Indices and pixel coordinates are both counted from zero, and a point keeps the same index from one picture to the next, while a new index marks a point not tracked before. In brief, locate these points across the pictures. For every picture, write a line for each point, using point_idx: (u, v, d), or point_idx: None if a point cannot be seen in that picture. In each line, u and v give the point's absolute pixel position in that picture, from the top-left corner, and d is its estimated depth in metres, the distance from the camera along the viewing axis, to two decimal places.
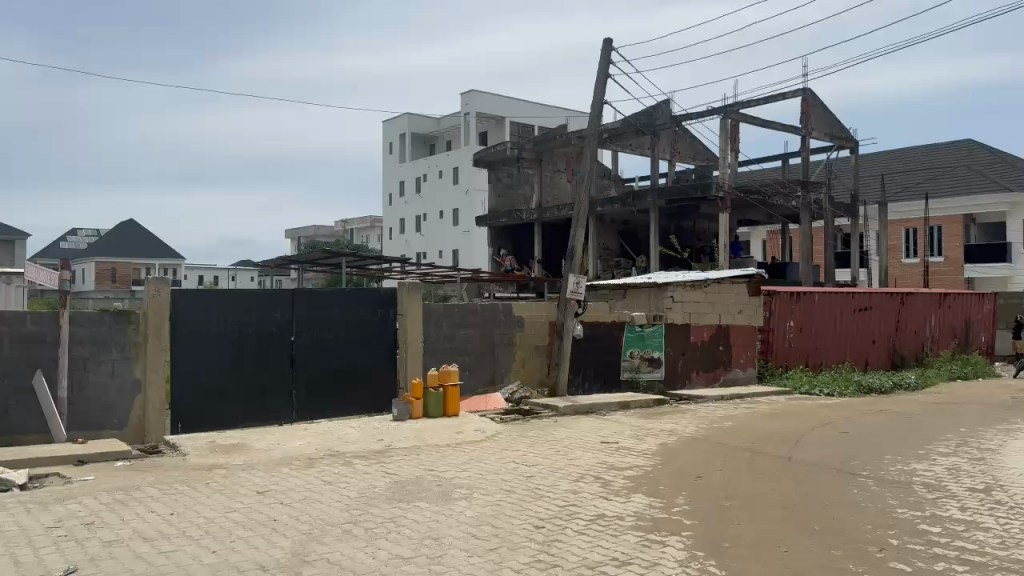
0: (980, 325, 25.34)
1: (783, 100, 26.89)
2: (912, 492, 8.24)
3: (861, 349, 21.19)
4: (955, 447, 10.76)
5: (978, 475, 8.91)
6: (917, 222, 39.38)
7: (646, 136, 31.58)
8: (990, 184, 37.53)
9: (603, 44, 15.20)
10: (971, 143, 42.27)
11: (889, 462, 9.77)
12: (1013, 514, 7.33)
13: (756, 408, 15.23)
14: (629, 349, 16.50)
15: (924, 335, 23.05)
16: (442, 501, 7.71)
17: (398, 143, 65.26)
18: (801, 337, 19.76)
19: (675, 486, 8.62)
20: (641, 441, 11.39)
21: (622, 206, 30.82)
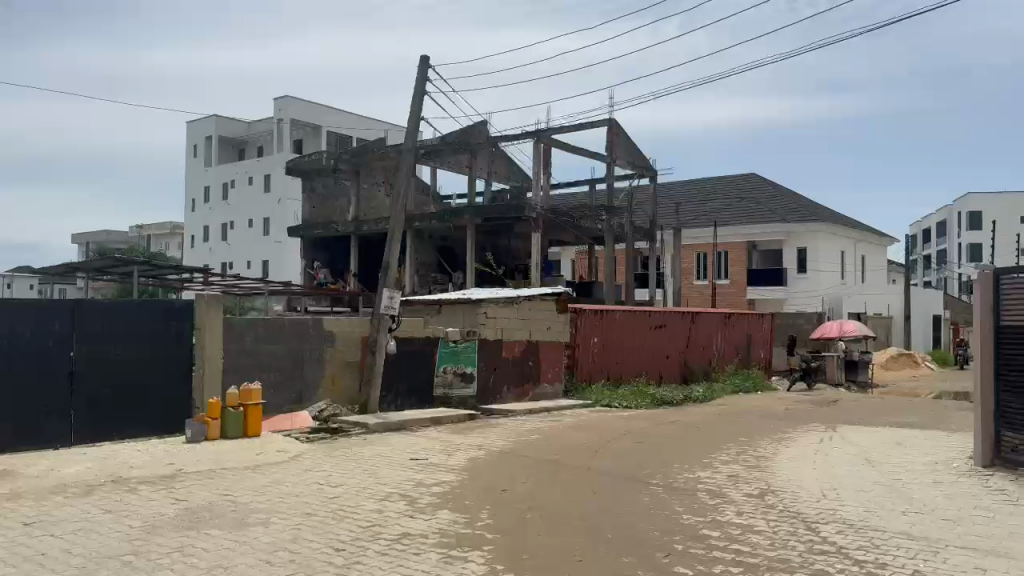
0: (759, 342, 27.77)
1: (591, 127, 28.24)
2: (697, 498, 8.86)
3: (656, 364, 22.54)
4: (736, 455, 11.70)
5: (753, 482, 9.73)
6: (706, 246, 42.72)
7: (463, 154, 31.99)
8: (770, 215, 41.45)
9: (420, 61, 15.26)
10: (753, 177, 46.54)
11: (677, 470, 10.44)
12: (782, 518, 8.08)
13: (561, 421, 15.77)
14: (442, 365, 16.54)
15: (711, 351, 24.92)
16: (237, 527, 7.32)
17: (203, 146, 61.84)
18: (603, 352, 20.73)
19: (480, 501, 8.74)
20: (449, 457, 11.43)
21: (440, 222, 30.99)
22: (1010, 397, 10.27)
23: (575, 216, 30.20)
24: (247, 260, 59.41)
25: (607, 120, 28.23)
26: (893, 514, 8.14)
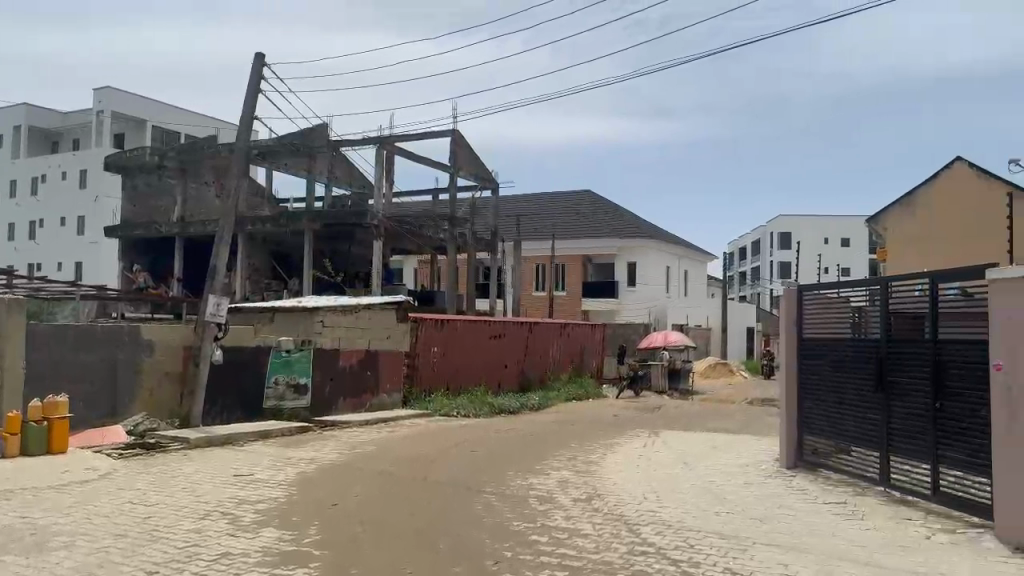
0: (592, 351, 28.83)
1: (433, 137, 28.29)
2: (527, 504, 9.04)
3: (493, 372, 22.80)
4: (566, 461, 12.05)
5: (581, 487, 10.06)
6: (544, 258, 43.87)
7: (301, 157, 31.12)
8: (604, 229, 43.21)
9: (255, 58, 14.70)
10: (589, 193, 48.37)
11: (510, 478, 10.60)
12: (606, 520, 8.39)
13: (397, 431, 15.61)
14: (274, 376, 15.87)
15: (547, 360, 25.57)
16: (34, 551, 6.67)
17: (9, 136, 56.42)
18: (442, 361, 20.72)
19: (308, 516, 8.46)
20: (277, 471, 11.00)
21: (275, 225, 29.93)
22: (810, 403, 11.22)
23: (418, 225, 30.09)
24: (57, 261, 54.70)
25: (451, 129, 28.34)
26: (708, 514, 8.66)
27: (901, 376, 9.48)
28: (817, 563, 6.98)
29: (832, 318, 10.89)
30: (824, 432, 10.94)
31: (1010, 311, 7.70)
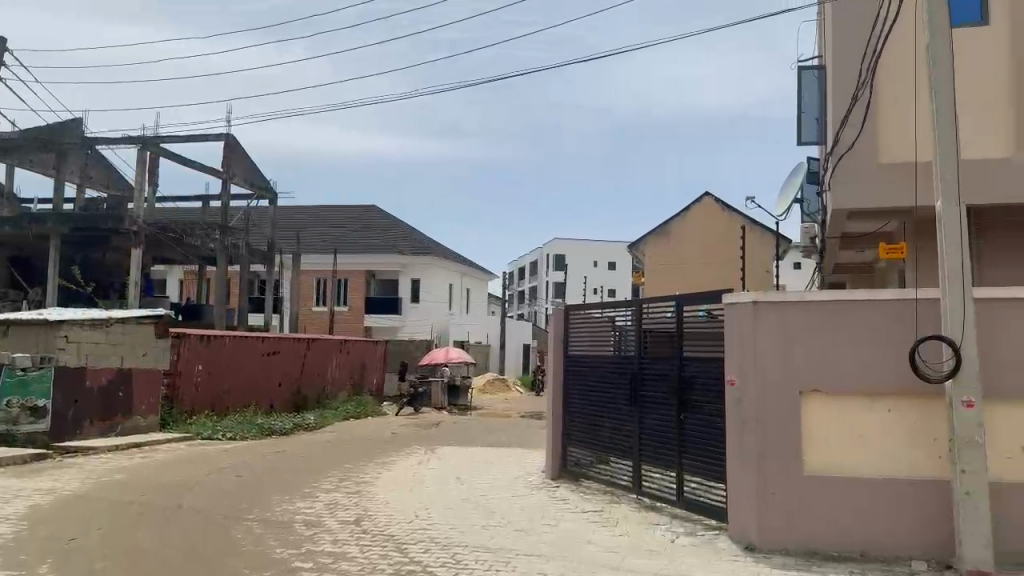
0: (372, 368, 28.50)
1: (204, 141, 26.71)
2: (292, 530, 8.69)
3: (266, 391, 21.82)
4: (337, 482, 11.77)
5: (351, 508, 9.85)
6: (324, 272, 42.83)
7: (49, 153, 28.10)
8: (386, 245, 42.99)
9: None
10: (372, 209, 47.97)
11: (275, 502, 10.14)
12: (374, 541, 8.29)
13: (154, 456, 14.44)
14: (6, 398, 14.23)
15: (324, 377, 24.89)
16: None
17: None
18: (208, 381, 19.49)
19: (39, 554, 7.57)
20: (4, 505, 9.74)
21: (14, 228, 26.70)
22: (575, 418, 11.81)
23: (184, 233, 28.13)
24: None
25: (224, 135, 26.92)
26: (474, 528, 8.82)
27: (653, 389, 10.25)
28: (574, 571, 7.33)
29: (593, 334, 11.56)
30: (586, 445, 11.56)
31: (742, 333, 8.61)
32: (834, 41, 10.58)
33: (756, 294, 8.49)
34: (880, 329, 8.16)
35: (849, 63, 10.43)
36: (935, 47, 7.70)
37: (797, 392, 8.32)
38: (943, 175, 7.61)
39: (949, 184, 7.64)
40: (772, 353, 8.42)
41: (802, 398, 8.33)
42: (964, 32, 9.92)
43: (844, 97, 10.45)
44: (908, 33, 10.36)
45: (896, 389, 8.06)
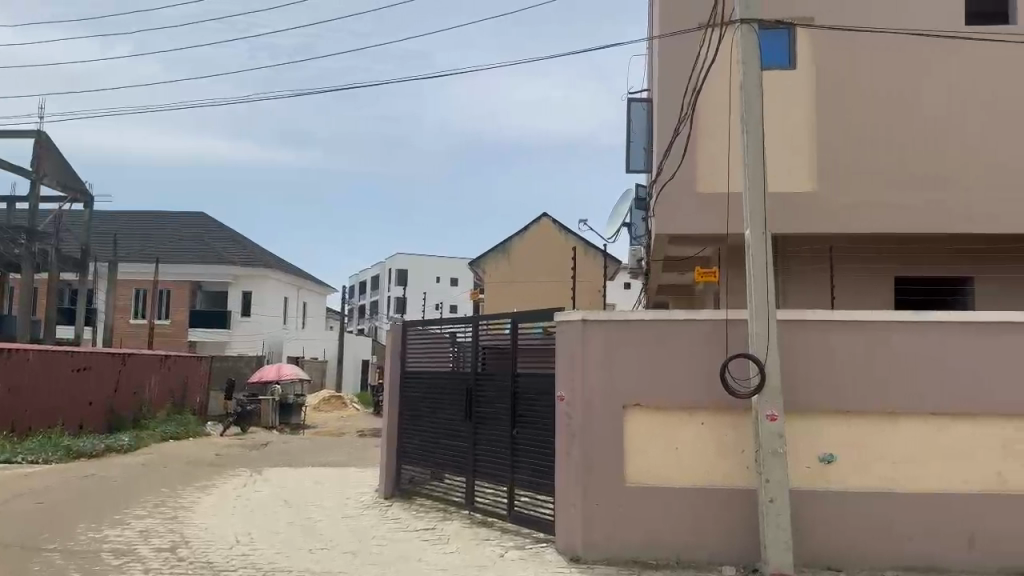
0: (196, 386, 26.98)
1: (10, 137, 24.48)
2: (99, 560, 8.05)
3: (75, 410, 20.12)
4: (152, 508, 11.03)
5: (166, 535, 9.27)
6: (146, 282, 40.20)
7: None
8: (215, 255, 40.98)
9: None
10: (201, 217, 45.63)
11: (80, 531, 9.35)
12: (191, 570, 7.83)
13: None
14: None
15: (142, 395, 23.29)
16: None
17: None
18: (6, 399, 17.73)
19: None
20: None
21: None
22: (410, 435, 11.74)
23: None
24: None
25: (35, 132, 24.82)
26: (301, 552, 8.54)
27: (487, 405, 10.38)
28: None
29: (430, 350, 11.55)
30: (420, 462, 11.51)
31: (572, 350, 8.91)
32: (659, 73, 11.20)
33: (584, 312, 8.83)
34: (697, 347, 8.70)
35: (673, 95, 11.08)
36: (746, 87, 8.36)
37: (621, 407, 8.70)
38: (751, 206, 8.26)
39: (757, 214, 8.30)
40: (599, 370, 8.77)
41: (625, 412, 8.72)
42: (772, 74, 10.83)
43: (668, 127, 11.08)
44: (724, 72, 11.16)
45: (710, 404, 8.60)
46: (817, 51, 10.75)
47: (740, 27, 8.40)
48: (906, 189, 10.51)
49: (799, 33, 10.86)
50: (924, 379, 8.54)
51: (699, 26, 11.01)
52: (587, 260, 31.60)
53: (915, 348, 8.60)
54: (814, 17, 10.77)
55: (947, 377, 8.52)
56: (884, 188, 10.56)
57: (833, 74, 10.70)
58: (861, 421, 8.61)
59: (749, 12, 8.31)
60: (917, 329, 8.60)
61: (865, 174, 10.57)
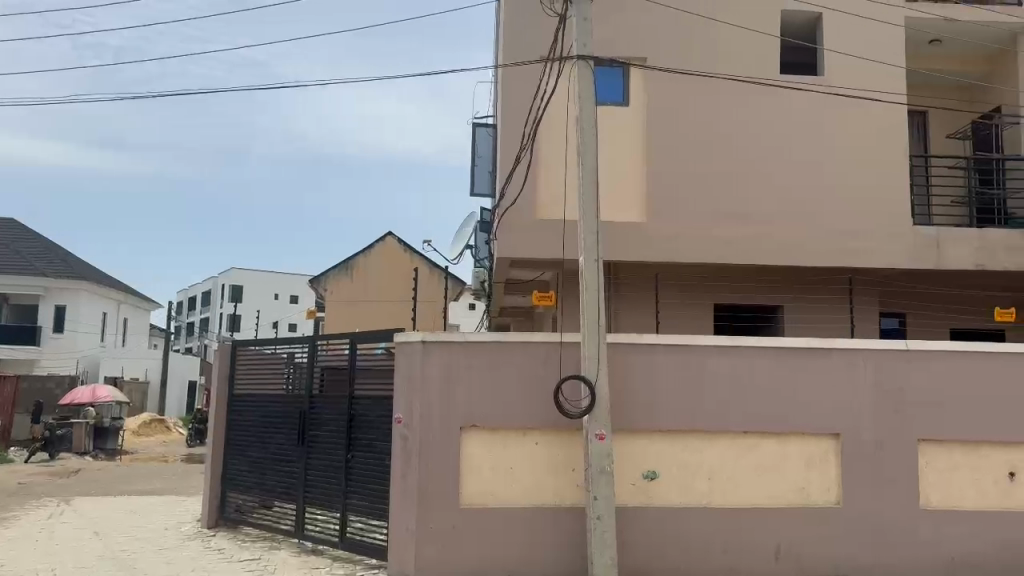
0: None
1: None
2: None
3: None
4: None
5: None
6: None
7: None
8: (26, 265, 37.57)
9: None
10: (11, 223, 41.80)
11: None
12: None
13: None
14: None
15: None
16: None
17: None
18: None
19: None
20: None
21: None
22: (239, 461, 11.24)
23: None
24: None
25: None
26: None
27: (322, 429, 10.12)
28: None
29: (263, 371, 11.12)
30: (248, 489, 11.03)
31: (409, 371, 8.88)
32: (503, 101, 11.48)
33: (423, 333, 8.83)
34: (532, 368, 8.92)
35: (515, 123, 11.37)
36: (582, 120, 8.72)
37: (457, 429, 8.75)
38: (585, 233, 8.59)
39: (589, 241, 8.64)
40: (436, 391, 8.79)
41: (461, 434, 8.78)
42: (607, 108, 11.48)
43: (511, 154, 11.34)
44: (563, 103, 11.60)
45: (544, 425, 8.82)
46: (649, 90, 11.42)
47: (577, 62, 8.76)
48: (726, 223, 11.29)
49: (632, 71, 11.57)
50: (738, 401, 9.18)
51: (540, 57, 11.39)
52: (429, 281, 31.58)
53: (731, 372, 9.23)
54: (647, 57, 11.42)
55: (759, 399, 9.20)
56: (707, 222, 11.26)
57: (664, 112, 11.38)
58: (682, 441, 9.12)
59: (585, 50, 8.69)
60: (733, 353, 9.24)
61: (690, 207, 11.26)
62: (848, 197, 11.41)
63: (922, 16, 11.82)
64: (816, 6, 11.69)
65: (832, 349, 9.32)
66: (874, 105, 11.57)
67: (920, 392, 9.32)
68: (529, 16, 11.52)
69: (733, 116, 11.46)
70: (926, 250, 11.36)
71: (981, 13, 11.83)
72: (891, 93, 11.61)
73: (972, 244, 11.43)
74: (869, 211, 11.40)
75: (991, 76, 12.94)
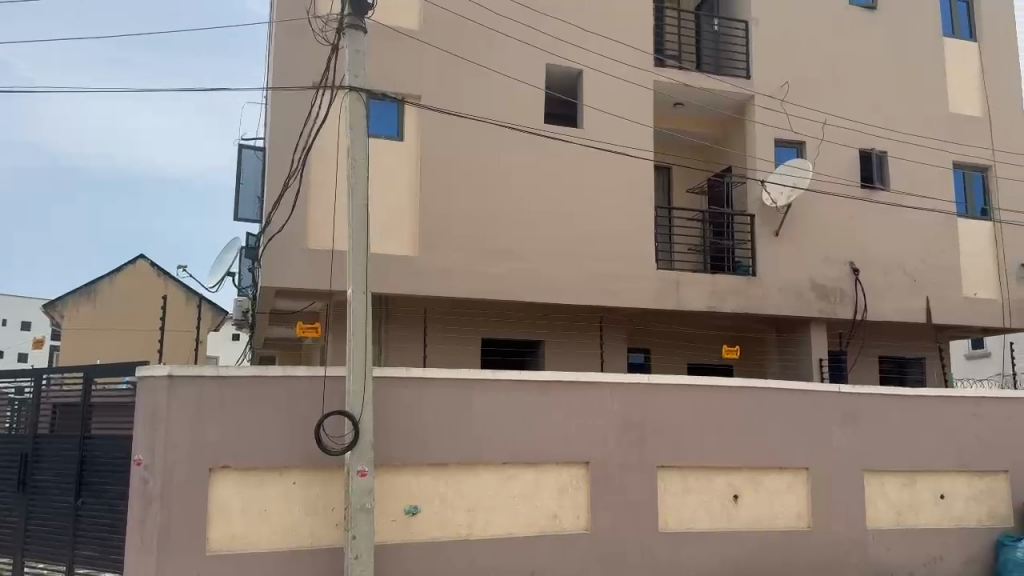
0: None
1: None
2: None
3: None
4: None
5: None
6: None
7: None
8: None
9: None
10: None
11: None
12: None
13: None
14: None
15: None
16: None
17: None
18: None
19: None
20: None
21: None
22: None
23: None
24: None
25: None
26: None
27: (47, 472, 9.05)
28: None
29: None
30: None
31: (153, 407, 8.19)
32: (271, 124, 11.10)
33: (172, 366, 8.20)
34: (292, 404, 8.59)
35: (282, 149, 11.01)
36: (352, 151, 8.64)
37: (207, 469, 8.19)
38: (353, 266, 8.47)
39: (357, 274, 8.53)
40: (184, 429, 8.18)
41: (211, 475, 8.22)
42: (381, 141, 11.49)
43: (278, 179, 10.96)
44: (334, 132, 11.45)
45: (301, 462, 8.50)
46: (422, 127, 11.60)
47: (349, 93, 8.68)
48: (493, 259, 11.65)
49: (405, 107, 11.71)
50: (498, 434, 9.44)
51: (312, 85, 11.17)
52: (180, 307, 29.46)
53: (494, 406, 9.46)
54: (421, 95, 11.63)
55: (518, 431, 9.52)
56: (475, 259, 11.56)
57: (436, 149, 11.59)
58: (442, 474, 9.20)
59: (357, 81, 8.68)
60: (495, 387, 9.49)
61: (460, 244, 11.50)
62: (604, 241, 12.24)
63: (669, 82, 13.06)
64: (579, 64, 12.54)
65: (586, 384, 9.87)
66: (628, 158, 12.57)
67: (661, 423, 10.13)
68: (301, 42, 11.28)
69: (502, 159, 11.92)
70: (668, 293, 12.45)
71: (718, 84, 13.30)
72: (642, 149, 12.68)
73: (707, 286, 12.70)
74: (622, 254, 12.31)
75: (726, 140, 14.57)
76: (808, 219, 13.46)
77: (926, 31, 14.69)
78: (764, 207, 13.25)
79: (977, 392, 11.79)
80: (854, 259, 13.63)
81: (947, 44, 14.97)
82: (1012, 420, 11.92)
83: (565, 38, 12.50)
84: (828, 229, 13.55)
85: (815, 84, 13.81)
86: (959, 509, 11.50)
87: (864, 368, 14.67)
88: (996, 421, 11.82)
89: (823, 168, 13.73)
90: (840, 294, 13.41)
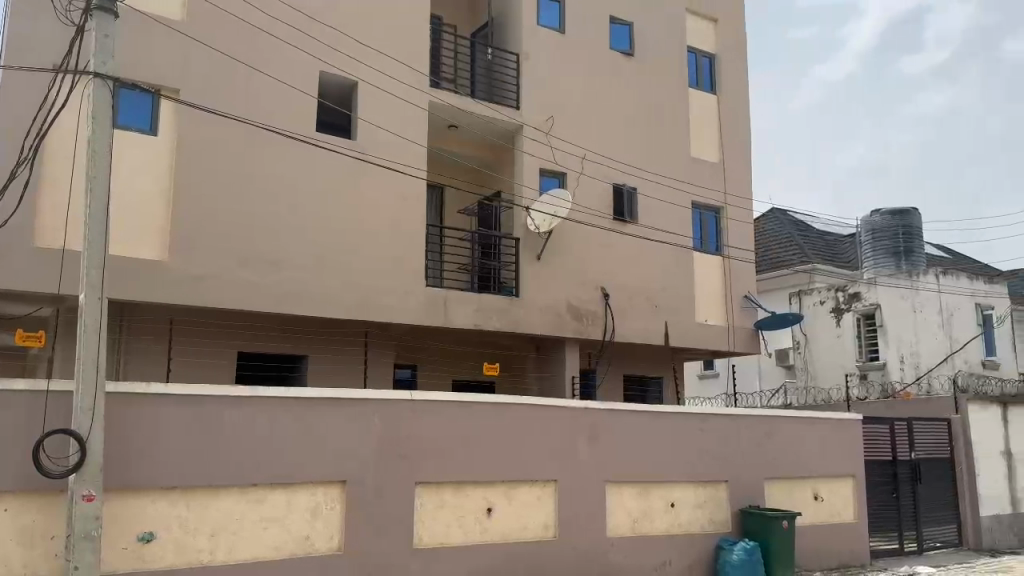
0: None
1: None
2: None
3: None
4: None
5: None
6: None
7: None
8: None
9: None
10: None
11: None
12: None
13: None
14: None
15: None
16: None
17: None
18: None
19: None
20: None
21: None
22: None
23: None
24: None
25: None
26: None
27: None
28: None
29: None
30: None
31: None
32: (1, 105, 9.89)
33: None
34: (6, 422, 7.63)
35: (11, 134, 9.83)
36: (94, 145, 7.89)
37: None
38: (87, 269, 7.71)
39: (92, 279, 7.79)
40: None
41: None
42: (131, 135, 10.65)
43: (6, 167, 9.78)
44: (75, 120, 10.42)
45: (17, 487, 7.57)
46: (180, 124, 10.89)
47: (94, 80, 7.93)
48: (253, 269, 11.13)
49: (162, 101, 10.95)
50: (247, 454, 9.00)
51: (53, 66, 10.12)
52: None
53: (244, 423, 9.03)
54: (180, 89, 10.94)
55: (269, 449, 9.14)
56: (234, 267, 10.98)
57: (195, 150, 10.91)
58: (182, 497, 8.61)
59: (104, 68, 7.94)
60: (245, 404, 9.05)
61: (217, 251, 10.89)
62: (370, 255, 12.14)
63: (443, 103, 13.32)
64: (353, 77, 12.42)
65: (344, 400, 9.70)
66: (398, 174, 12.61)
67: (418, 440, 10.19)
68: (40, 17, 10.17)
69: (267, 164, 11.46)
70: (434, 309, 12.61)
71: (489, 110, 13.77)
72: (413, 167, 12.79)
73: (472, 305, 13.01)
74: (387, 269, 12.27)
75: (496, 167, 15.11)
76: (567, 245, 14.26)
77: (674, 81, 16.19)
78: (528, 232, 13.83)
79: (703, 409, 13.02)
80: (605, 284, 14.62)
81: (691, 94, 16.60)
82: (729, 434, 13.31)
83: (340, 48, 12.33)
84: (584, 255, 14.43)
85: (577, 119, 14.73)
86: (687, 516, 12.65)
87: (610, 387, 15.73)
88: (719, 435, 13.17)
89: (582, 198, 14.63)
90: (593, 317, 14.32)
